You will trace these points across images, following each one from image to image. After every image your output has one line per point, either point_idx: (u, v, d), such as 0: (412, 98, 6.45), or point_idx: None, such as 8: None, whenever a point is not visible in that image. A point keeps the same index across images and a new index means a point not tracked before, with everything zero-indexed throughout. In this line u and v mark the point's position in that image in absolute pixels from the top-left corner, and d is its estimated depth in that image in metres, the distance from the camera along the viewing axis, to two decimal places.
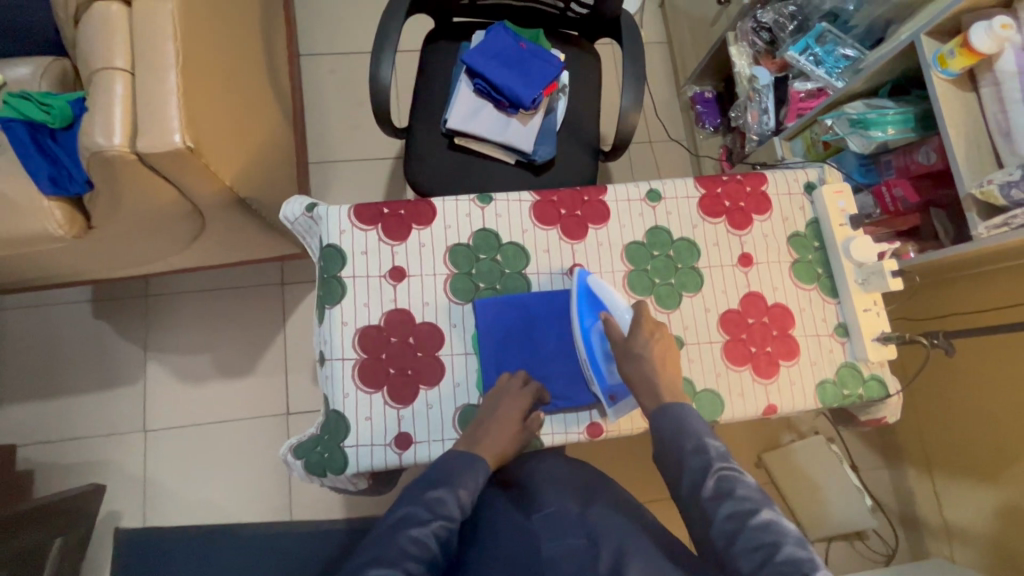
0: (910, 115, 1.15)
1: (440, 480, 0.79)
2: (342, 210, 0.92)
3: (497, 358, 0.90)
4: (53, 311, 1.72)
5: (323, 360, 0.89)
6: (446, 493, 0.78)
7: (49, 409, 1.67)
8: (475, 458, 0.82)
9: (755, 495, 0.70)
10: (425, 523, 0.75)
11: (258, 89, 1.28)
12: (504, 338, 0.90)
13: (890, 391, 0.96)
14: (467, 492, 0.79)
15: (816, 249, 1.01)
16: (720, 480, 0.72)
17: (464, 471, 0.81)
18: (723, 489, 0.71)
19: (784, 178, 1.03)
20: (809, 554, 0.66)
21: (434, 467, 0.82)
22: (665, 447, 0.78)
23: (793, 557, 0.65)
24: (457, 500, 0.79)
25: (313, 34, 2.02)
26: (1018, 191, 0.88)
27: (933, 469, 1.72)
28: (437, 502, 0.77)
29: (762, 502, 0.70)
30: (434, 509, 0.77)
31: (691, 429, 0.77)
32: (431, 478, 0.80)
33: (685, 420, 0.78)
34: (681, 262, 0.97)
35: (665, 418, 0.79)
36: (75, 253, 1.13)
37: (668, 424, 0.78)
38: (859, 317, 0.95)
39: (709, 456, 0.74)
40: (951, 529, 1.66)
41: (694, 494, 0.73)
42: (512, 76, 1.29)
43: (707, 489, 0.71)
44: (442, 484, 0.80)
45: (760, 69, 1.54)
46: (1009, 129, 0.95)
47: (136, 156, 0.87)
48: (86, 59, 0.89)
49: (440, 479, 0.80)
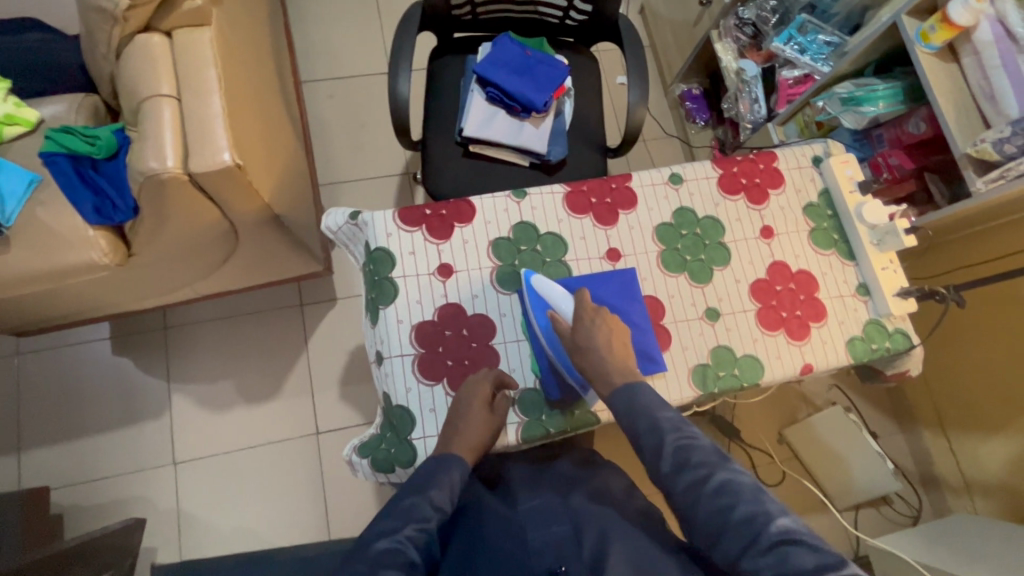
0: (897, 89, 1.24)
1: (410, 488, 0.80)
2: (387, 214, 0.96)
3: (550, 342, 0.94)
4: (73, 351, 1.72)
5: (381, 359, 0.92)
6: (421, 499, 0.79)
7: (74, 450, 1.65)
8: (449, 457, 0.82)
9: (711, 459, 0.74)
10: (397, 532, 0.76)
11: (278, 113, 1.33)
12: None
13: (914, 341, 1.02)
14: (440, 492, 0.80)
15: (831, 217, 1.07)
16: (677, 452, 0.75)
17: (439, 471, 0.82)
18: (681, 459, 0.74)
19: (793, 154, 1.10)
20: (764, 508, 0.70)
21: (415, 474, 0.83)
22: (625, 429, 0.80)
23: (748, 513, 0.69)
24: (431, 504, 0.79)
25: (312, 60, 2.08)
26: (1011, 145, 0.96)
27: (947, 429, 1.78)
28: (411, 510, 0.78)
29: (717, 466, 0.73)
30: (406, 516, 0.78)
31: (645, 406, 0.79)
32: (407, 488, 0.81)
33: (639, 394, 0.80)
34: (708, 238, 1.03)
35: (625, 395, 0.80)
36: (113, 282, 1.15)
37: (621, 402, 0.80)
38: (879, 276, 1.02)
39: (663, 429, 0.77)
40: (971, 483, 1.72)
41: (656, 465, 0.76)
42: (522, 82, 1.35)
43: (666, 462, 0.75)
44: (415, 491, 0.80)
45: (747, 61, 1.64)
46: (992, 92, 1.04)
47: (188, 176, 0.90)
48: (131, 90, 0.93)
49: (410, 487, 0.80)
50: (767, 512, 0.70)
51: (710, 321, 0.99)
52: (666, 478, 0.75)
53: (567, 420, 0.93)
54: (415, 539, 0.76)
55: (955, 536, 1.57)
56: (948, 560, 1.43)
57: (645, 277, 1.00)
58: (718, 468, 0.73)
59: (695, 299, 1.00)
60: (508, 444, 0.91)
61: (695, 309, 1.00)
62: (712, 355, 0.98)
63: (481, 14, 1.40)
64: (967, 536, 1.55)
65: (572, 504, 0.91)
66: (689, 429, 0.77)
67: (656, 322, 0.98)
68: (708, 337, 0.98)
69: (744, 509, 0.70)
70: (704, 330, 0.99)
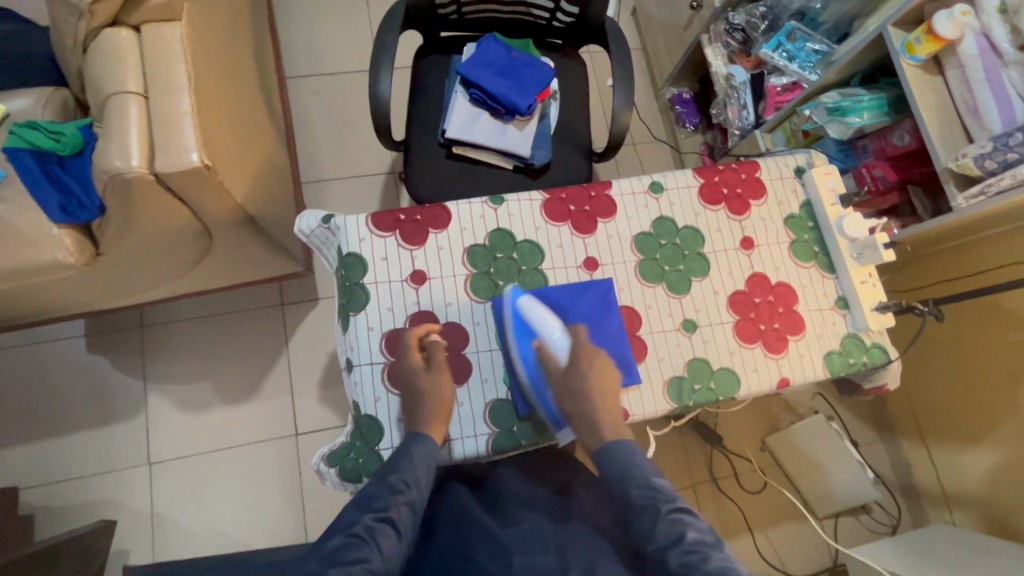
0: (883, 101, 1.23)
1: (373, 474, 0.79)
2: (360, 218, 0.94)
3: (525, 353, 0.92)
4: (47, 348, 1.68)
5: (351, 367, 0.91)
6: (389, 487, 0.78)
7: (46, 448, 1.62)
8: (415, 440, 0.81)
9: (704, 540, 0.74)
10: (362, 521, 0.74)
11: (256, 111, 1.30)
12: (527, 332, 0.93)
13: (891, 356, 1.02)
14: (402, 478, 0.78)
15: (811, 230, 1.07)
16: (672, 524, 0.75)
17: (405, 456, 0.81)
18: (674, 535, 0.75)
19: (775, 164, 1.09)
20: None
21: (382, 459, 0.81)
22: (622, 506, 0.80)
23: None
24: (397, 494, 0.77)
25: (297, 56, 2.05)
26: (992, 161, 0.95)
27: (927, 439, 1.79)
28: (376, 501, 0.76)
29: (712, 547, 0.74)
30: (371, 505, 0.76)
31: (641, 475, 0.81)
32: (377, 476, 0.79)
33: (635, 463, 0.82)
34: (688, 249, 1.02)
35: (614, 458, 0.82)
36: (81, 281, 1.12)
37: (616, 462, 0.82)
38: (857, 290, 1.01)
39: (659, 501, 0.78)
40: (951, 495, 1.73)
41: (648, 538, 0.76)
42: (507, 84, 1.33)
43: (660, 533, 0.75)
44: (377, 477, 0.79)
45: (736, 67, 1.63)
46: (975, 106, 1.03)
47: (154, 176, 0.88)
48: (97, 86, 0.90)
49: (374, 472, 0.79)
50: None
51: (687, 332, 0.98)
52: (655, 553, 0.75)
53: (540, 432, 0.91)
54: (376, 530, 0.73)
55: (932, 547, 1.57)
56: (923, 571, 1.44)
57: (622, 287, 0.99)
58: (709, 549, 0.73)
59: (673, 310, 0.99)
60: (478, 456, 0.90)
61: (672, 320, 0.98)
62: (689, 368, 0.97)
63: (467, 13, 1.38)
64: (943, 547, 1.56)
65: (543, 516, 0.89)
66: (685, 507, 0.78)
67: (632, 333, 0.97)
68: (685, 349, 0.97)
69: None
70: (680, 341, 0.98)
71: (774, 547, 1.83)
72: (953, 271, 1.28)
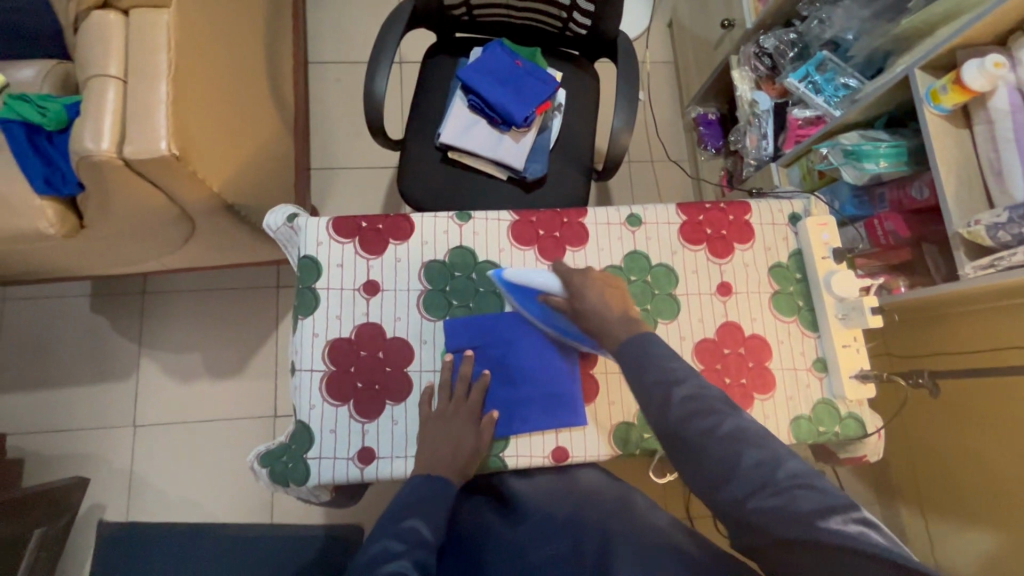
0: (902, 149, 1.14)
1: (412, 508, 0.75)
2: (320, 221, 0.93)
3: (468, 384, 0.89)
4: (54, 303, 1.76)
5: (293, 370, 0.90)
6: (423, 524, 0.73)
7: (42, 399, 1.70)
8: (438, 476, 0.79)
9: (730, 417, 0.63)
10: (400, 554, 0.68)
11: (259, 98, 1.31)
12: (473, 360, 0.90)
13: (868, 430, 0.94)
14: (441, 514, 0.76)
15: (798, 282, 0.99)
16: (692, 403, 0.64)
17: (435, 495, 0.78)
18: (712, 425, 0.62)
19: (769, 208, 1.01)
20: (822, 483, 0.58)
21: (409, 492, 0.77)
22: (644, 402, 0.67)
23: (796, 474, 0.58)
24: (430, 527, 0.74)
25: (322, 43, 2.06)
26: (1005, 233, 0.86)
27: (926, 509, 1.66)
28: (413, 533, 0.72)
29: (758, 433, 0.62)
30: (407, 538, 0.71)
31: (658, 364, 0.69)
32: (403, 508, 0.75)
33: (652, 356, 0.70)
34: (658, 289, 0.96)
35: (633, 353, 0.71)
36: (68, 250, 1.16)
37: (629, 357, 0.70)
38: (837, 353, 0.93)
39: (679, 386, 0.66)
40: (943, 573, 1.58)
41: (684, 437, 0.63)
42: (507, 94, 1.30)
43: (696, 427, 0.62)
44: (416, 513, 0.75)
45: (761, 94, 1.54)
46: (1000, 168, 0.93)
47: (123, 161, 0.89)
48: (82, 66, 0.92)
49: (412, 506, 0.75)
50: (809, 472, 0.58)
51: None
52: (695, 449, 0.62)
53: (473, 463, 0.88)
54: (425, 561, 0.69)
55: None
56: None
57: None
58: (736, 423, 0.62)
59: None
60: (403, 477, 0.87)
61: None
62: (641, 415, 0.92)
63: (477, 17, 1.35)
64: None
65: None
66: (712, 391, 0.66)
67: (585, 371, 0.93)
68: None
69: (788, 469, 0.58)
70: None
71: None
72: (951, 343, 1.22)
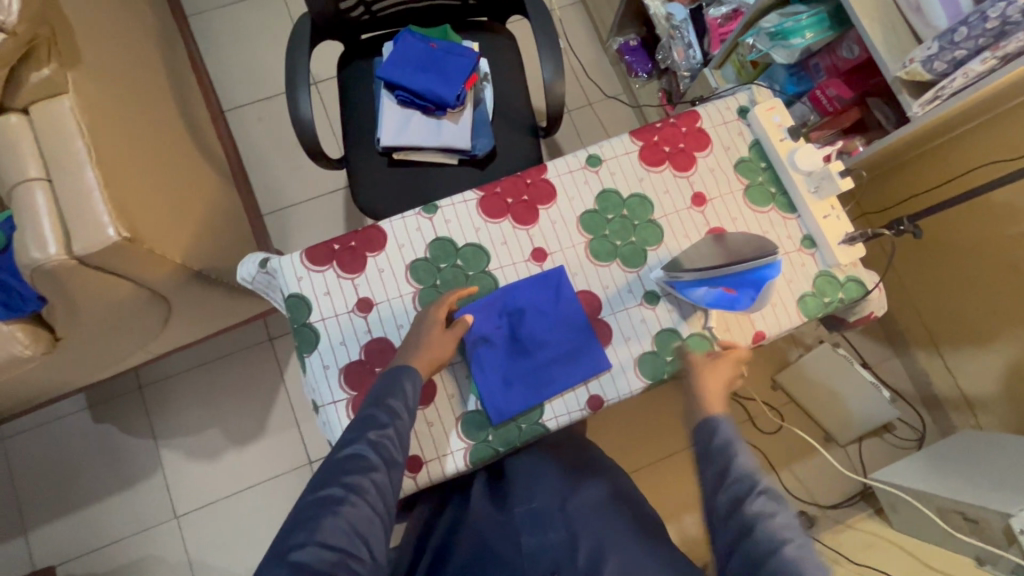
0: (823, 16, 1.14)
1: (371, 400, 0.79)
2: (293, 257, 0.91)
3: (495, 369, 0.90)
4: (55, 426, 1.72)
5: (316, 408, 0.90)
6: (382, 410, 0.78)
7: (76, 522, 1.67)
8: (401, 369, 0.81)
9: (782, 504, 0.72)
10: (359, 439, 0.75)
11: (188, 159, 1.27)
12: (488, 346, 0.91)
13: (868, 287, 0.97)
14: (400, 401, 0.79)
15: (765, 170, 1.01)
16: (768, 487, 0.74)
17: (393, 385, 0.80)
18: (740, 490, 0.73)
19: (716, 109, 1.03)
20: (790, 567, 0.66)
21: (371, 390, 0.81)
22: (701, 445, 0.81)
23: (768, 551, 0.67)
24: (388, 412, 0.78)
25: (231, 87, 2.00)
26: (940, 63, 0.88)
27: (941, 346, 1.73)
28: (370, 420, 0.77)
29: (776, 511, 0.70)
30: (365, 425, 0.77)
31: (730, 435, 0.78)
32: (366, 401, 0.80)
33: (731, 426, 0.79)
34: (637, 219, 0.97)
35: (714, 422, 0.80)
36: (52, 367, 1.13)
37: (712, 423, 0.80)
38: (821, 225, 0.96)
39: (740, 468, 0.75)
40: (971, 398, 1.68)
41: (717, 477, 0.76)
42: (431, 79, 1.27)
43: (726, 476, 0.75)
44: (376, 402, 0.79)
45: (675, 5, 1.56)
46: (918, 4, 0.94)
47: (76, 260, 0.86)
48: (1, 178, 0.88)
49: (371, 399, 0.79)
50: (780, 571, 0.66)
51: (650, 304, 0.95)
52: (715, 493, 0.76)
53: (517, 436, 0.89)
54: (379, 444, 0.75)
55: (961, 454, 1.55)
56: (947, 485, 1.40)
57: (575, 272, 0.95)
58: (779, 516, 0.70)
59: (632, 284, 0.95)
60: (457, 472, 0.88)
61: (632, 295, 0.95)
62: (658, 342, 0.93)
63: (378, 11, 1.32)
64: (971, 451, 1.53)
65: (551, 518, 0.89)
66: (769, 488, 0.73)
67: (593, 317, 0.94)
68: (650, 323, 0.94)
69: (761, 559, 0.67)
70: (645, 316, 0.94)
71: (801, 483, 1.82)
72: (922, 183, 1.26)
